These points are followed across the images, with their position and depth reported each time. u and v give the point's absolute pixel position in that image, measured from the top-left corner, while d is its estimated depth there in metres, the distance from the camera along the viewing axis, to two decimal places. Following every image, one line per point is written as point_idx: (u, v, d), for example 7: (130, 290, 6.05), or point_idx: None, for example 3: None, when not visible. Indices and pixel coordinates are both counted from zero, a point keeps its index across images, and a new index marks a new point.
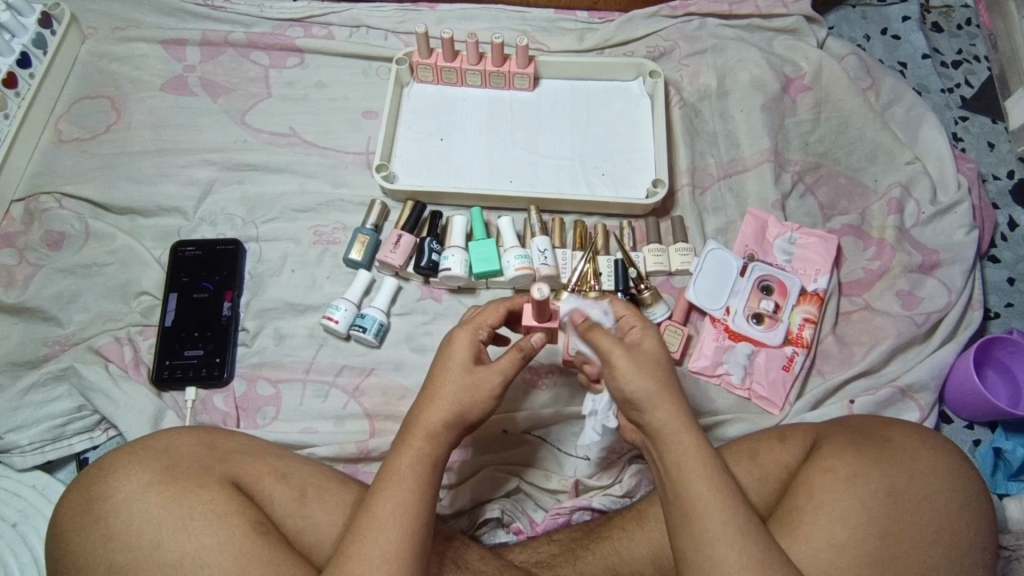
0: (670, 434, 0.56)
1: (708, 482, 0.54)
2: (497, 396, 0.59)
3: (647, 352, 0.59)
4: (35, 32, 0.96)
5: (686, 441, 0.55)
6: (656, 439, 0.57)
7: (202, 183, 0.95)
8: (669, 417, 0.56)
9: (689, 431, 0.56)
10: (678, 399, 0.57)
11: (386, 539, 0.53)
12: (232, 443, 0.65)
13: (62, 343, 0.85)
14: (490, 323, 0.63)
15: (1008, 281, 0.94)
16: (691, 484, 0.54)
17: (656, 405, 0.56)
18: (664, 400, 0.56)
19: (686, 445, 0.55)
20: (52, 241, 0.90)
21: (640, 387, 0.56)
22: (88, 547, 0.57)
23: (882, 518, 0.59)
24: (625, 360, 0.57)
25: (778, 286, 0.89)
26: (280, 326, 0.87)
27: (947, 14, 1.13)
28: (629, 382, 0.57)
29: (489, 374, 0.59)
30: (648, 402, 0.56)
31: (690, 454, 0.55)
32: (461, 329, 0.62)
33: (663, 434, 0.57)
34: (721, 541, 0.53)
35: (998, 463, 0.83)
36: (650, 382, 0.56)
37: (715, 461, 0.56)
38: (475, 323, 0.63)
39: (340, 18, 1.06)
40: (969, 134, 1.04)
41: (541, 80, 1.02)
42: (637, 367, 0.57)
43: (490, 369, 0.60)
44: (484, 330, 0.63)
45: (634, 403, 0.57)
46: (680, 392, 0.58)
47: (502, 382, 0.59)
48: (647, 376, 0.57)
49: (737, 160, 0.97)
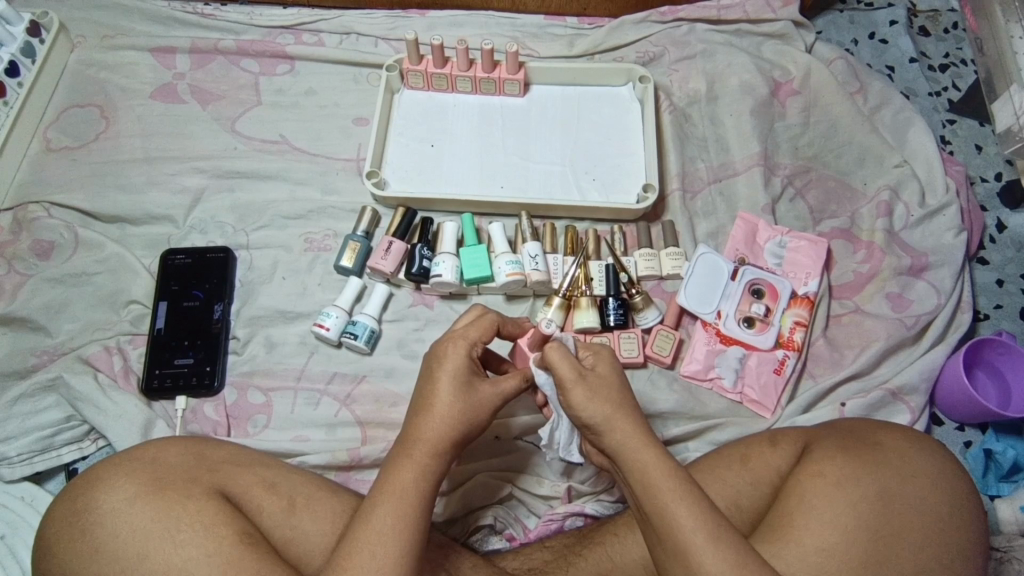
0: (632, 453, 0.58)
1: (676, 492, 0.55)
2: (495, 414, 0.63)
3: (600, 376, 0.61)
4: (23, 41, 0.96)
5: (648, 456, 0.57)
6: (620, 459, 0.59)
7: (192, 191, 0.94)
8: (627, 436, 0.58)
9: (649, 446, 0.58)
10: (637, 420, 0.60)
11: (383, 554, 0.53)
12: (220, 453, 0.65)
13: (51, 352, 0.85)
14: (481, 335, 0.65)
15: (997, 283, 0.95)
16: (658, 495, 0.55)
17: (614, 426, 0.59)
18: (620, 420, 0.59)
19: (648, 460, 0.57)
20: (40, 250, 0.90)
21: (595, 413, 0.59)
22: (76, 561, 0.56)
23: (869, 521, 0.59)
24: (578, 386, 0.60)
25: (769, 288, 0.89)
26: (271, 333, 0.87)
27: (934, 18, 1.14)
28: (584, 408, 0.59)
29: (491, 392, 0.62)
30: (606, 424, 0.59)
31: (654, 469, 0.56)
32: (452, 342, 0.63)
33: (626, 451, 0.58)
34: (697, 547, 0.52)
35: (988, 465, 0.82)
36: (604, 406, 0.59)
37: (681, 472, 0.56)
38: (470, 338, 0.64)
39: (331, 26, 1.07)
40: (956, 137, 1.05)
41: (532, 85, 1.03)
42: (591, 393, 0.60)
43: (491, 388, 0.63)
44: (477, 346, 0.64)
45: (594, 429, 0.60)
46: (638, 412, 0.60)
47: (500, 401, 0.63)
48: (601, 401, 0.59)
49: (727, 163, 0.98)
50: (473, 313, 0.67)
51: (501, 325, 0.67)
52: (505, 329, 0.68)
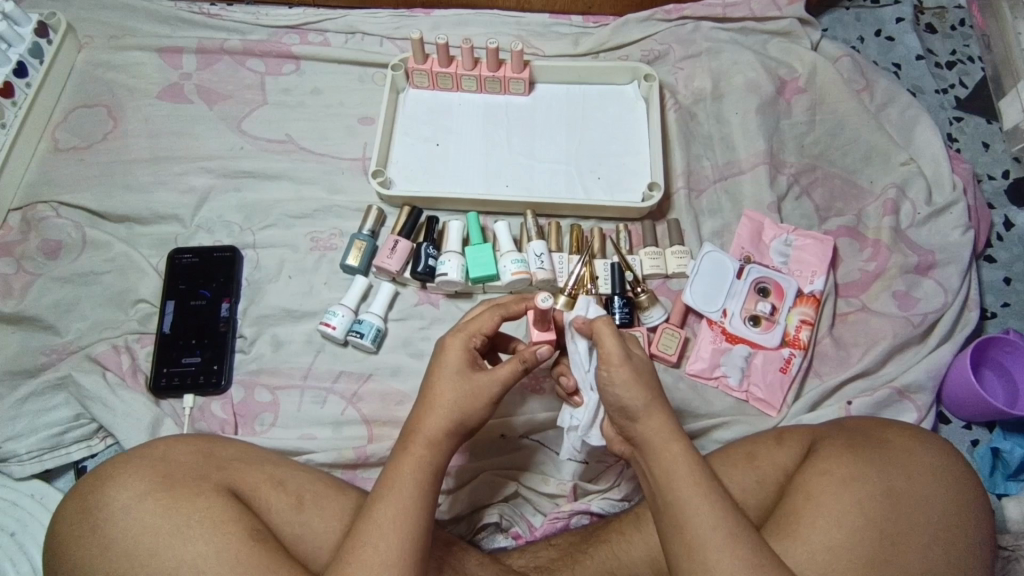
0: (659, 445, 0.58)
1: (697, 487, 0.55)
2: (495, 402, 0.61)
3: (641, 361, 0.61)
4: (31, 42, 0.96)
5: (674, 449, 0.57)
6: (645, 449, 0.58)
7: (198, 191, 0.95)
8: (658, 428, 0.58)
9: (677, 439, 0.57)
10: (667, 412, 0.59)
11: (387, 547, 0.53)
12: (229, 450, 0.65)
13: (60, 351, 0.85)
14: (481, 327, 0.64)
15: (1004, 281, 0.94)
16: (677, 490, 0.55)
17: (650, 416, 0.58)
18: (655, 409, 0.58)
19: (674, 454, 0.57)
20: (49, 250, 0.90)
21: (637, 398, 0.58)
22: (86, 557, 0.56)
23: (881, 520, 0.59)
24: (624, 366, 0.59)
25: (775, 287, 0.89)
26: (278, 332, 0.87)
27: (941, 15, 1.13)
28: (625, 391, 0.58)
29: (487, 380, 0.61)
30: (643, 411, 0.58)
31: (679, 462, 0.56)
32: (452, 336, 0.63)
33: (654, 443, 0.58)
34: (714, 545, 0.53)
35: (996, 463, 0.82)
36: (644, 393, 0.58)
37: (704, 468, 0.56)
38: (469, 329, 0.64)
39: (336, 26, 1.07)
40: (964, 134, 1.04)
41: (537, 84, 1.03)
42: (634, 377, 0.59)
43: (487, 376, 0.61)
44: (478, 337, 0.64)
45: (630, 414, 0.59)
46: (668, 404, 0.60)
47: (500, 389, 0.61)
48: (640, 388, 0.58)
49: (733, 162, 0.98)
50: (480, 308, 0.67)
51: (506, 315, 0.66)
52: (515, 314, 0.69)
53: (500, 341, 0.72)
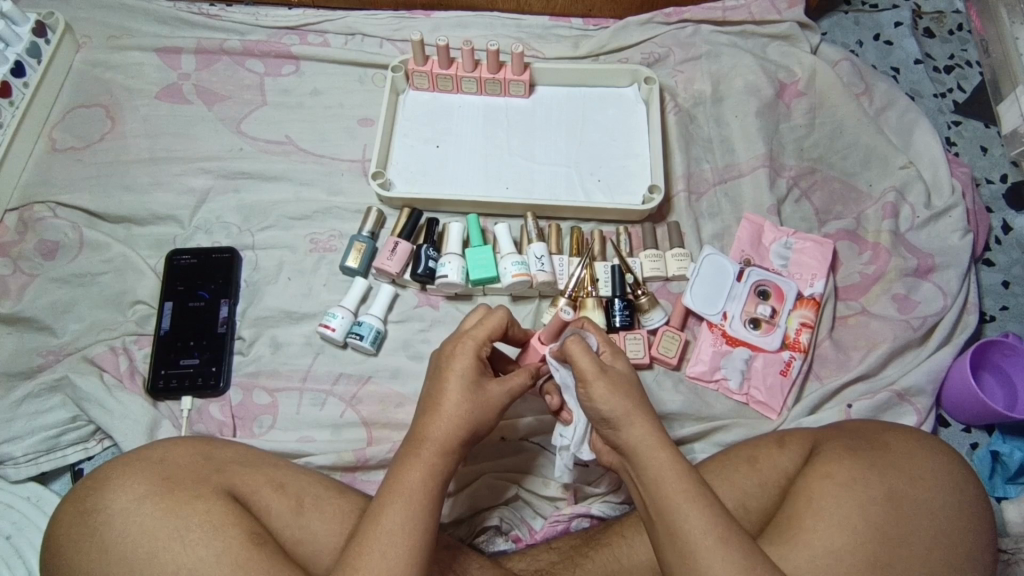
0: (647, 451, 0.58)
1: (686, 493, 0.55)
2: (502, 411, 0.63)
3: (620, 373, 0.62)
4: (29, 41, 0.96)
5: (662, 455, 0.57)
6: (633, 457, 0.58)
7: (197, 192, 0.94)
8: (644, 434, 0.58)
9: (662, 446, 0.57)
10: (651, 418, 0.60)
11: (395, 554, 0.53)
12: (228, 453, 0.65)
13: (56, 352, 0.84)
14: (487, 336, 0.64)
15: (1002, 284, 0.94)
16: (667, 496, 0.55)
17: (632, 422, 0.59)
18: (638, 417, 0.59)
19: (662, 460, 0.57)
20: (46, 250, 0.90)
21: (616, 406, 0.59)
22: (85, 561, 0.56)
23: (877, 524, 0.59)
24: (600, 379, 0.60)
25: (775, 290, 0.89)
26: (276, 334, 0.87)
27: (939, 19, 1.14)
28: (605, 401, 0.59)
29: (498, 391, 0.62)
30: (624, 418, 0.59)
31: (667, 467, 0.56)
32: (461, 342, 0.63)
33: (640, 450, 0.58)
34: (706, 549, 0.52)
35: (995, 466, 0.82)
36: (623, 401, 0.59)
37: (692, 473, 0.56)
38: (480, 336, 0.64)
39: (336, 27, 1.07)
40: (962, 139, 1.05)
41: (538, 86, 1.03)
42: (612, 387, 0.60)
43: (498, 387, 0.63)
44: (485, 346, 0.64)
45: (611, 422, 0.60)
46: (651, 411, 0.60)
47: (508, 399, 0.63)
48: (622, 396, 0.60)
49: (733, 165, 0.98)
50: (479, 313, 0.67)
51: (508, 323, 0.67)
52: (511, 330, 0.69)
53: (495, 359, 0.71)
